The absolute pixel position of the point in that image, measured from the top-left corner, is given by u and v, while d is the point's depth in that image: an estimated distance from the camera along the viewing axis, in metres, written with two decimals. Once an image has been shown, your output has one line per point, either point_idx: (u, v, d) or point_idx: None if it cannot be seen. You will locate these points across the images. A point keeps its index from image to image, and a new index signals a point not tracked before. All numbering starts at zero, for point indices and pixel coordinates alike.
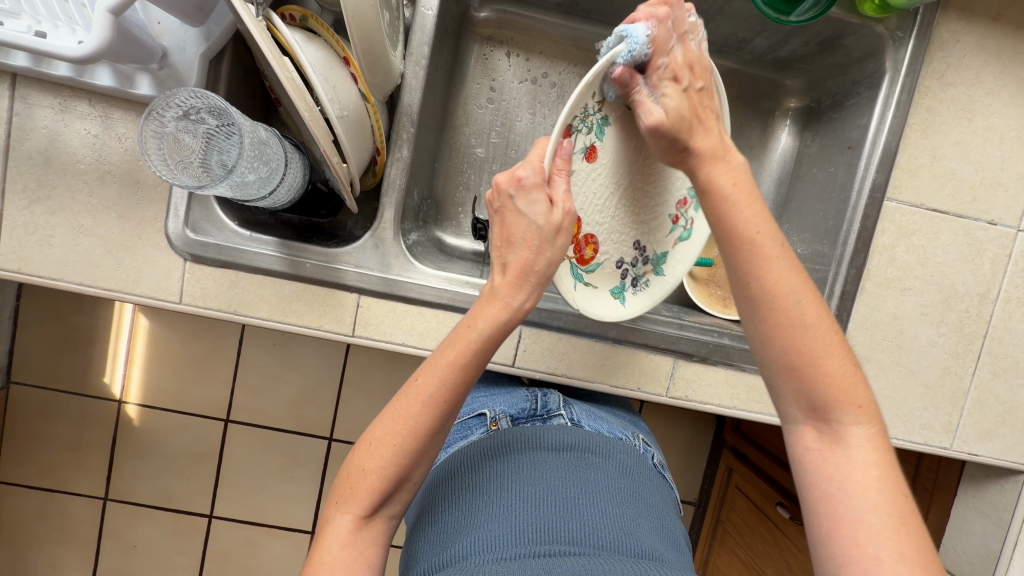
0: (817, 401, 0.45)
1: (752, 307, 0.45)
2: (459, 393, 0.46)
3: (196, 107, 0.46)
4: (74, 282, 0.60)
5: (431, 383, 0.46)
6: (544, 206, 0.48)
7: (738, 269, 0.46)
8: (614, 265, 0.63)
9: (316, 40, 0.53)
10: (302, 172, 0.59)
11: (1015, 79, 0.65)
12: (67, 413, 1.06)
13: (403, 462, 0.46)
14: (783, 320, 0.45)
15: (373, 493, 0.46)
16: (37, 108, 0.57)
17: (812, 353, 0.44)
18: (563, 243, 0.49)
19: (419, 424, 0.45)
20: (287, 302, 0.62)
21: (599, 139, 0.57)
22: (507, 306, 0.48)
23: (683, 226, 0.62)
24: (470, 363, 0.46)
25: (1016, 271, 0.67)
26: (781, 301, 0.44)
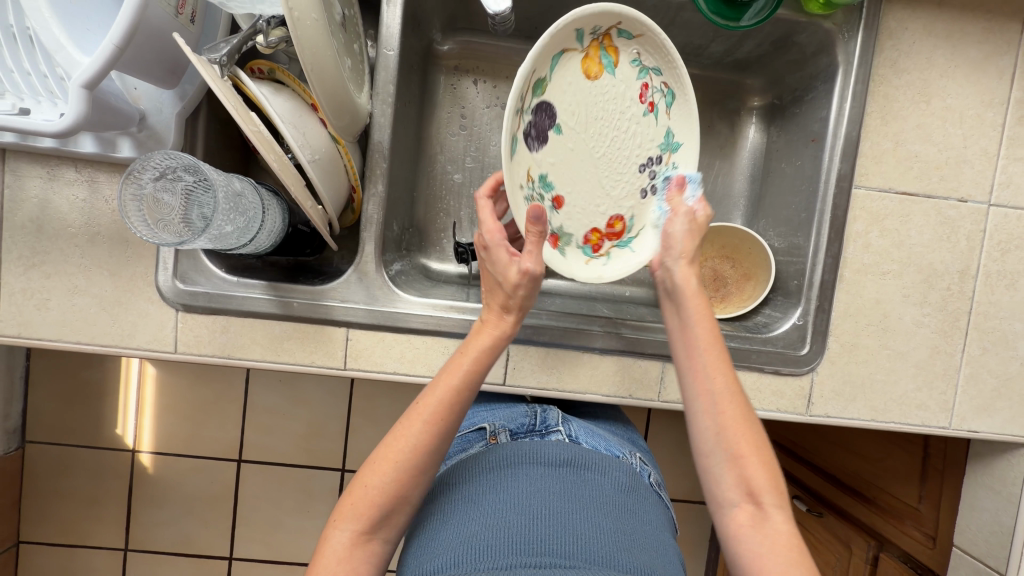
0: (752, 483, 0.47)
1: (699, 388, 0.51)
2: (457, 418, 0.49)
3: (172, 167, 0.48)
4: (74, 341, 0.62)
5: (430, 404, 0.49)
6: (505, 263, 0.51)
7: (688, 357, 0.52)
8: (640, 198, 0.64)
9: (284, 91, 0.55)
10: (281, 216, 0.61)
11: (967, 59, 0.66)
12: (83, 468, 1.07)
13: (404, 479, 0.47)
14: (724, 403, 0.50)
15: (373, 509, 0.46)
16: (27, 179, 0.60)
17: (756, 443, 0.49)
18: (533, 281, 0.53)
19: (419, 444, 0.48)
20: (279, 341, 0.64)
21: (552, 189, 0.59)
22: (494, 337, 0.52)
23: (665, 90, 0.63)
24: (466, 386, 0.50)
25: (993, 244, 0.68)
26: (724, 385, 0.50)
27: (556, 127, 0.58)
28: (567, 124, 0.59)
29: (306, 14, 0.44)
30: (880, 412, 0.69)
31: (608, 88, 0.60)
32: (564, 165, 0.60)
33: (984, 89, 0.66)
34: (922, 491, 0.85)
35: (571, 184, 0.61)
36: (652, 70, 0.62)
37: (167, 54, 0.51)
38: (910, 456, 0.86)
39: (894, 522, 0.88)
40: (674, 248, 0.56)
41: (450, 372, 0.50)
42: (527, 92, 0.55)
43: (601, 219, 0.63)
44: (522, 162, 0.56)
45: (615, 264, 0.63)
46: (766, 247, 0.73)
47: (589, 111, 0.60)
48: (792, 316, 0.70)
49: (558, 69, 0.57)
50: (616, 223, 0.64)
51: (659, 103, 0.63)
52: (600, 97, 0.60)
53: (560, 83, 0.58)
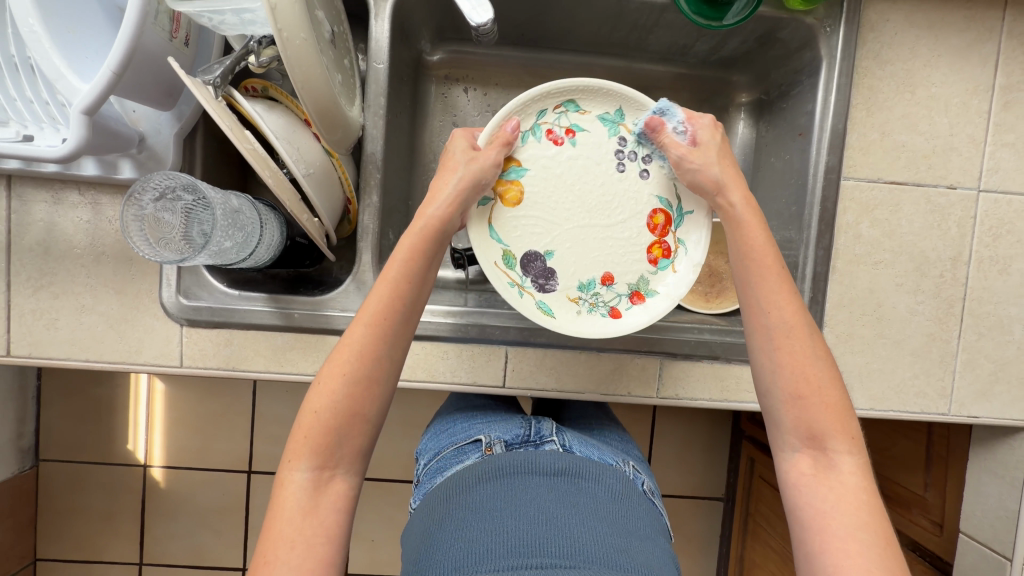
0: (816, 429, 0.48)
1: (768, 330, 0.50)
2: (399, 313, 0.49)
3: (171, 187, 0.50)
4: (83, 359, 0.64)
5: (371, 304, 0.49)
6: (464, 146, 0.56)
7: (752, 295, 0.51)
8: (645, 178, 0.65)
9: (277, 108, 0.57)
10: (279, 229, 0.62)
11: (949, 48, 0.66)
12: (97, 484, 1.09)
13: (355, 392, 0.47)
14: (796, 347, 0.49)
15: (327, 432, 0.47)
16: (33, 204, 0.62)
17: (817, 381, 0.48)
18: (478, 168, 0.55)
19: (364, 347, 0.48)
20: (282, 352, 0.65)
21: (596, 283, 0.65)
22: (428, 218, 0.51)
23: (560, 111, 0.63)
24: (404, 279, 0.49)
25: (984, 230, 0.68)
26: (794, 328, 0.49)
27: (546, 252, 0.65)
28: (547, 244, 0.65)
29: (295, 34, 0.45)
30: (878, 401, 0.70)
31: (537, 193, 0.64)
32: (588, 253, 0.65)
33: (968, 77, 0.67)
34: (927, 479, 0.85)
35: (597, 254, 0.65)
36: (538, 123, 0.63)
37: (163, 78, 0.53)
38: (914, 444, 0.87)
39: (901, 511, 0.89)
40: (709, 189, 0.55)
41: (387, 269, 0.50)
42: (508, 272, 0.63)
43: (646, 236, 0.65)
44: (562, 310, 0.63)
45: (694, 241, 0.64)
46: None
47: (552, 201, 0.65)
48: None
49: (505, 236, 0.63)
50: (655, 219, 0.65)
51: (570, 122, 0.64)
52: (548, 191, 0.64)
53: (508, 239, 0.63)
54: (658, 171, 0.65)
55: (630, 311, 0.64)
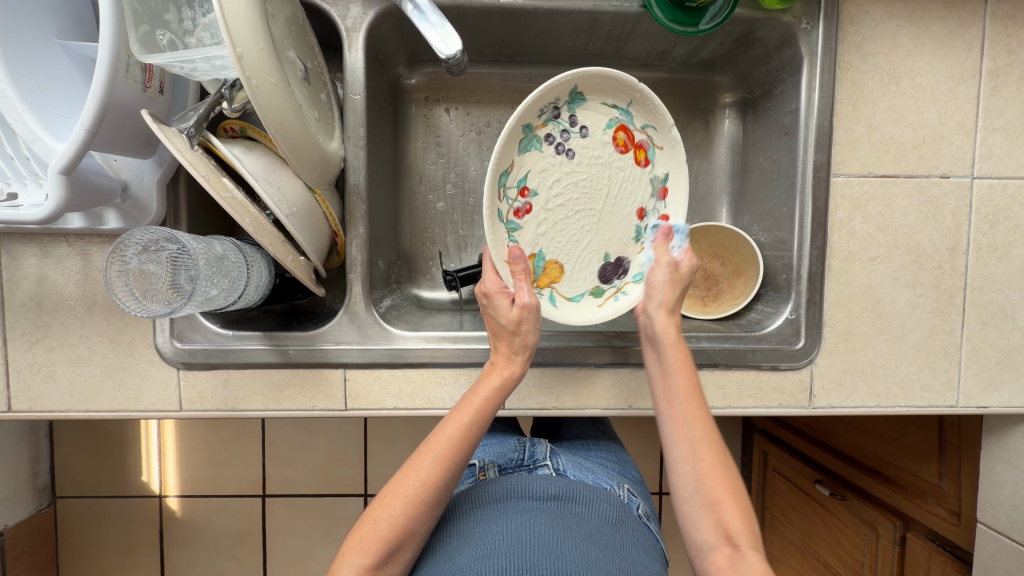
0: (730, 528, 0.48)
1: (684, 442, 0.52)
2: (468, 452, 0.51)
3: (154, 240, 0.50)
4: (83, 409, 0.64)
5: (441, 440, 0.51)
6: (506, 305, 0.57)
7: (672, 405, 0.54)
8: (586, 133, 0.65)
9: (256, 148, 0.56)
10: (267, 268, 0.62)
11: (931, 36, 0.65)
12: (113, 520, 1.10)
13: (412, 513, 0.48)
14: (708, 457, 0.51)
15: (381, 543, 0.47)
16: (23, 258, 0.62)
17: (730, 487, 0.49)
18: (530, 330, 0.57)
19: (429, 478, 0.49)
20: (279, 389, 0.65)
21: (641, 226, 0.68)
22: (504, 376, 0.56)
23: (504, 192, 0.63)
24: (476, 423, 0.52)
25: (981, 218, 0.67)
26: (705, 439, 0.51)
27: (604, 257, 0.68)
28: (596, 251, 0.67)
29: (264, 80, 0.46)
30: (883, 397, 0.69)
31: (566, 250, 0.67)
32: (614, 216, 0.67)
33: (952, 64, 0.66)
34: (942, 467, 0.82)
35: (610, 208, 0.66)
36: (505, 219, 0.64)
37: (139, 128, 0.53)
38: (925, 434, 0.83)
39: (917, 500, 0.85)
40: (654, 299, 0.60)
41: (460, 411, 0.53)
42: (606, 297, 0.68)
43: (626, 157, 0.66)
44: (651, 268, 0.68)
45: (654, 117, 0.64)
46: (751, 242, 0.73)
47: (570, 244, 0.67)
48: (783, 311, 0.70)
49: (575, 292, 0.67)
50: (623, 143, 0.66)
51: (516, 189, 0.64)
52: (557, 243, 0.66)
53: (579, 290, 0.67)
54: (585, 116, 0.65)
55: (675, 209, 0.66)
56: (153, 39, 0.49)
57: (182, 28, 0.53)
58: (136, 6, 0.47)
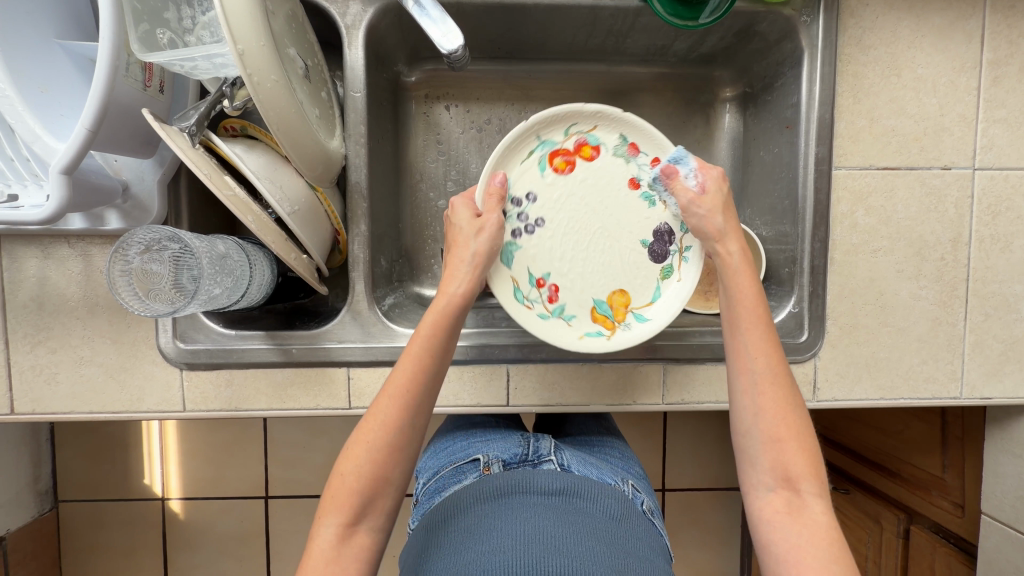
0: (790, 470, 0.48)
1: (748, 377, 0.50)
2: (424, 384, 0.49)
3: (156, 239, 0.50)
4: (86, 410, 0.64)
5: (395, 377, 0.49)
6: (467, 216, 0.58)
7: (737, 338, 0.51)
8: (533, 196, 0.65)
9: (258, 146, 0.56)
10: (270, 267, 0.62)
11: (932, 27, 0.65)
12: (116, 522, 1.10)
13: (377, 460, 0.47)
14: (773, 395, 0.49)
15: (353, 497, 0.47)
16: (24, 260, 0.62)
17: (795, 427, 0.49)
18: (489, 239, 0.57)
19: (387, 417, 0.48)
20: (282, 389, 0.65)
21: (645, 187, 0.65)
22: (452, 295, 0.52)
23: (529, 299, 0.64)
24: (427, 352, 0.50)
25: (983, 209, 0.67)
26: (774, 376, 0.50)
27: (641, 243, 0.66)
28: (630, 244, 0.66)
29: (265, 76, 0.46)
30: (887, 390, 0.69)
31: (611, 277, 0.67)
32: (613, 206, 0.66)
33: (953, 56, 0.66)
34: (945, 460, 0.82)
35: (592, 201, 0.66)
36: (549, 313, 0.65)
37: (140, 127, 0.52)
38: (927, 426, 0.83)
39: (920, 493, 0.85)
40: (706, 232, 0.56)
41: (411, 344, 0.50)
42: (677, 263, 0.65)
43: (580, 166, 0.65)
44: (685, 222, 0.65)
45: (569, 121, 0.63)
46: (752, 236, 0.73)
47: (610, 267, 0.67)
48: (787, 304, 0.70)
49: (649, 290, 0.66)
50: (566, 160, 0.65)
51: (537, 291, 0.65)
52: (603, 278, 0.66)
53: (651, 288, 0.66)
54: (521, 187, 0.64)
55: (658, 150, 0.64)
56: (153, 38, 0.49)
57: (182, 26, 0.52)
58: (136, 5, 0.47)
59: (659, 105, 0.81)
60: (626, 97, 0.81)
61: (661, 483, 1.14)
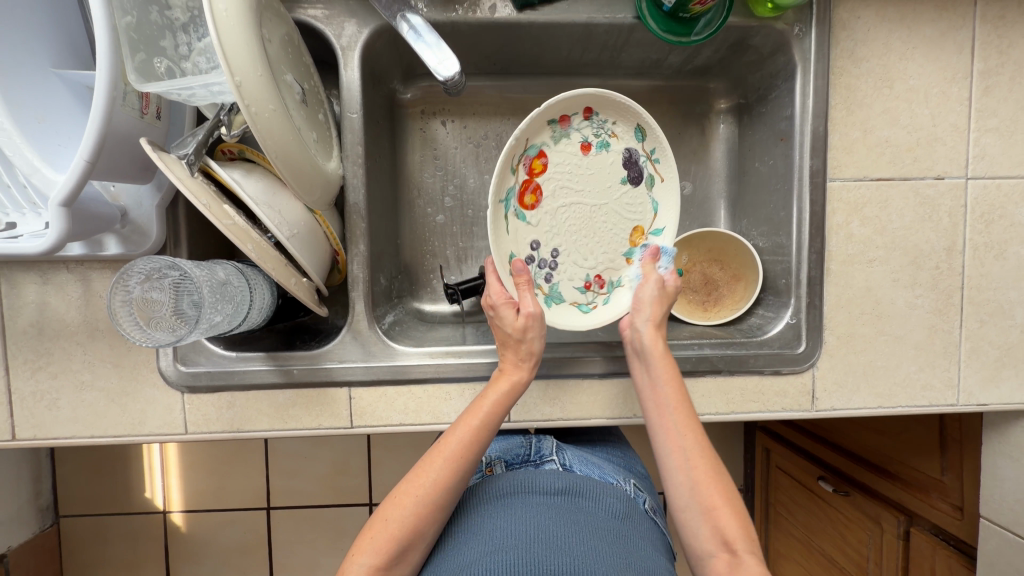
0: (727, 534, 0.50)
1: (677, 453, 0.54)
2: (477, 454, 0.54)
3: (156, 268, 0.50)
4: (87, 434, 0.64)
5: (452, 441, 0.53)
6: (511, 315, 0.60)
7: (662, 419, 0.57)
8: (533, 242, 0.67)
9: (256, 170, 0.56)
10: (270, 289, 0.62)
11: (923, 39, 0.66)
12: (118, 536, 1.09)
13: (422, 513, 0.50)
14: (701, 466, 0.53)
15: (392, 543, 0.49)
16: (23, 286, 0.62)
17: (725, 494, 0.52)
18: (537, 337, 0.59)
19: (439, 477, 0.51)
20: (284, 409, 0.65)
21: (595, 147, 0.67)
22: (511, 381, 0.58)
23: (593, 303, 0.69)
24: (485, 425, 0.55)
25: (976, 218, 0.67)
26: (696, 451, 0.54)
27: (621, 183, 0.68)
28: (616, 190, 0.68)
29: (263, 107, 0.46)
30: (884, 398, 0.69)
31: (621, 223, 0.69)
32: (587, 179, 0.67)
33: (944, 67, 0.66)
34: (943, 462, 0.83)
35: (563, 193, 0.67)
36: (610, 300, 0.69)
37: (138, 154, 0.52)
38: (926, 429, 0.84)
39: (919, 495, 0.86)
40: (640, 313, 0.62)
41: (470, 414, 0.55)
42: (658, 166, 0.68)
43: (545, 180, 0.66)
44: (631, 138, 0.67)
45: (510, 163, 0.63)
46: (751, 248, 0.74)
47: (614, 218, 0.68)
48: (784, 316, 0.70)
49: (650, 203, 0.69)
50: (532, 190, 0.66)
51: (592, 294, 0.69)
52: (623, 226, 0.69)
53: (649, 202, 0.69)
54: (524, 245, 0.67)
55: (581, 104, 0.65)
56: (149, 67, 0.49)
57: (178, 53, 0.52)
58: (131, 35, 0.47)
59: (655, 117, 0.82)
60: None
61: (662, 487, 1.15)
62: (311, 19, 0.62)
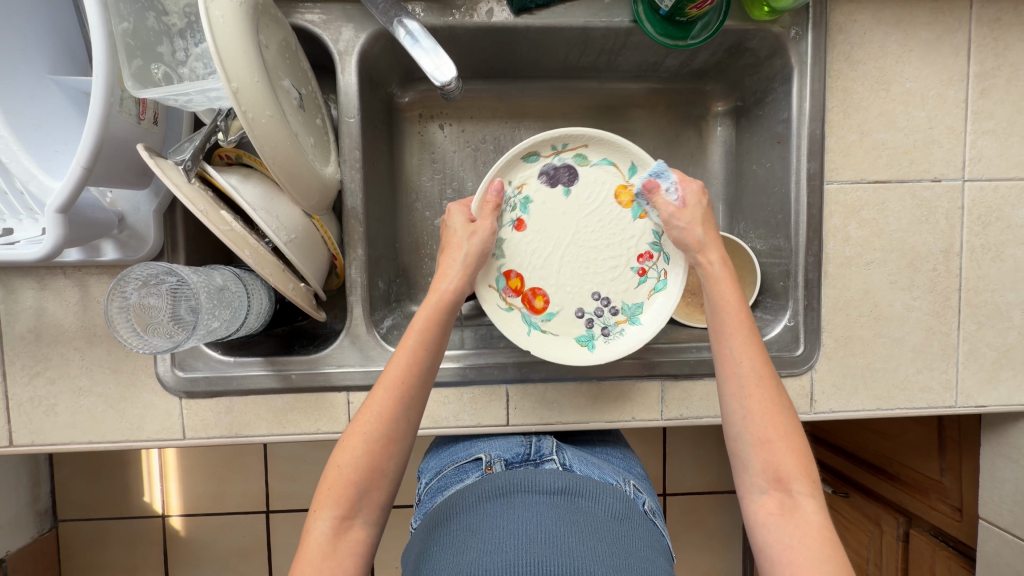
0: (780, 470, 0.50)
1: (737, 382, 0.52)
2: (418, 378, 0.51)
3: (154, 274, 0.50)
4: (85, 440, 0.64)
5: (391, 370, 0.51)
6: (462, 220, 0.60)
7: (722, 344, 0.54)
8: (578, 313, 0.68)
9: (253, 175, 0.56)
10: (268, 294, 0.63)
11: (919, 42, 0.66)
12: (117, 539, 1.09)
13: (373, 451, 0.49)
14: (762, 397, 0.51)
15: (349, 488, 0.48)
16: (21, 292, 0.62)
17: (783, 428, 0.51)
18: (482, 241, 0.59)
19: (381, 409, 0.49)
20: (283, 414, 0.65)
21: (523, 212, 0.67)
22: (443, 292, 0.54)
23: (660, 276, 0.67)
24: (421, 346, 0.52)
25: (973, 220, 0.68)
26: (761, 381, 0.52)
27: (567, 195, 0.67)
28: (566, 203, 0.67)
29: (260, 112, 0.46)
30: (883, 400, 0.69)
31: (602, 204, 0.67)
32: (542, 233, 0.67)
33: (940, 69, 0.66)
34: (942, 463, 0.83)
35: (538, 266, 0.67)
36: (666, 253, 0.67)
37: (135, 160, 0.52)
38: (925, 430, 0.84)
39: (919, 496, 0.86)
40: (687, 245, 0.58)
41: (405, 338, 0.52)
42: (574, 152, 0.66)
43: (530, 281, 0.67)
44: (525, 170, 0.66)
45: (497, 306, 0.65)
46: (748, 250, 0.73)
47: (584, 216, 0.67)
48: (782, 318, 0.70)
49: (604, 168, 0.67)
50: (522, 295, 0.67)
51: (648, 266, 0.68)
52: (605, 208, 0.67)
53: (600, 168, 0.67)
54: (575, 320, 0.68)
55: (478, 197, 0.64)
56: (146, 73, 0.49)
57: (175, 59, 0.53)
58: (129, 41, 0.47)
59: (652, 120, 0.82)
60: (620, 113, 0.82)
61: (662, 488, 1.14)
62: (308, 24, 0.62)
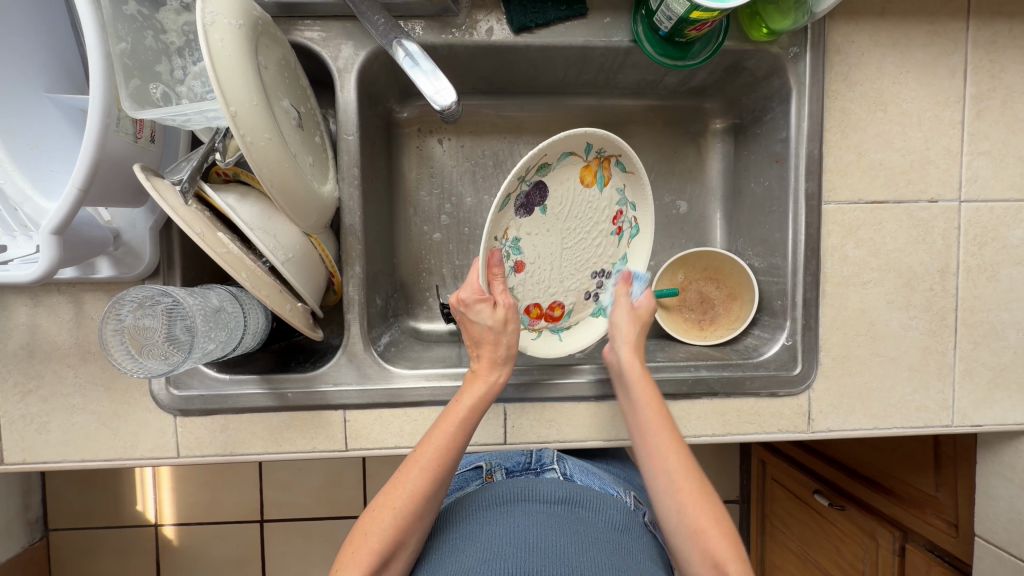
0: (718, 555, 0.48)
1: (666, 479, 0.52)
2: (452, 461, 0.53)
3: (149, 296, 0.49)
4: (77, 458, 0.63)
5: (428, 450, 0.52)
6: (489, 311, 0.59)
7: (647, 442, 0.55)
8: (585, 297, 0.70)
9: (251, 194, 0.56)
10: (265, 312, 0.63)
11: (915, 63, 0.66)
12: (109, 549, 1.08)
13: (399, 524, 0.49)
14: (689, 490, 0.51)
15: (373, 556, 0.48)
16: (14, 308, 0.61)
17: (713, 513, 0.50)
18: (516, 329, 0.60)
19: (416, 488, 0.50)
20: (278, 433, 0.64)
21: (517, 253, 0.64)
22: (487, 382, 0.58)
23: (633, 222, 0.70)
24: (459, 432, 0.54)
25: (969, 240, 0.68)
26: (686, 475, 0.52)
27: (546, 211, 0.64)
28: (546, 217, 0.64)
29: (259, 135, 0.46)
30: (879, 419, 0.69)
31: (572, 198, 0.65)
32: (536, 256, 0.65)
33: (937, 91, 0.67)
34: (938, 479, 0.83)
35: (543, 287, 0.67)
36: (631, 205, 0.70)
37: (131, 178, 0.52)
38: (921, 446, 0.84)
39: (914, 512, 0.86)
40: (616, 335, 0.63)
41: (446, 420, 0.54)
42: (539, 167, 0.62)
43: (546, 302, 0.68)
44: (503, 219, 0.61)
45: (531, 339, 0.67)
46: (745, 267, 0.74)
47: (566, 218, 0.66)
48: (779, 338, 0.70)
49: (567, 160, 0.64)
50: (541, 315, 0.68)
51: (622, 222, 0.70)
52: (580, 198, 0.66)
53: (566, 166, 0.64)
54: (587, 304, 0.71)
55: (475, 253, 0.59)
56: (144, 92, 0.49)
57: (174, 77, 0.52)
58: (126, 61, 0.47)
59: (651, 136, 0.82)
60: (618, 128, 0.82)
61: None
62: (307, 41, 0.62)
